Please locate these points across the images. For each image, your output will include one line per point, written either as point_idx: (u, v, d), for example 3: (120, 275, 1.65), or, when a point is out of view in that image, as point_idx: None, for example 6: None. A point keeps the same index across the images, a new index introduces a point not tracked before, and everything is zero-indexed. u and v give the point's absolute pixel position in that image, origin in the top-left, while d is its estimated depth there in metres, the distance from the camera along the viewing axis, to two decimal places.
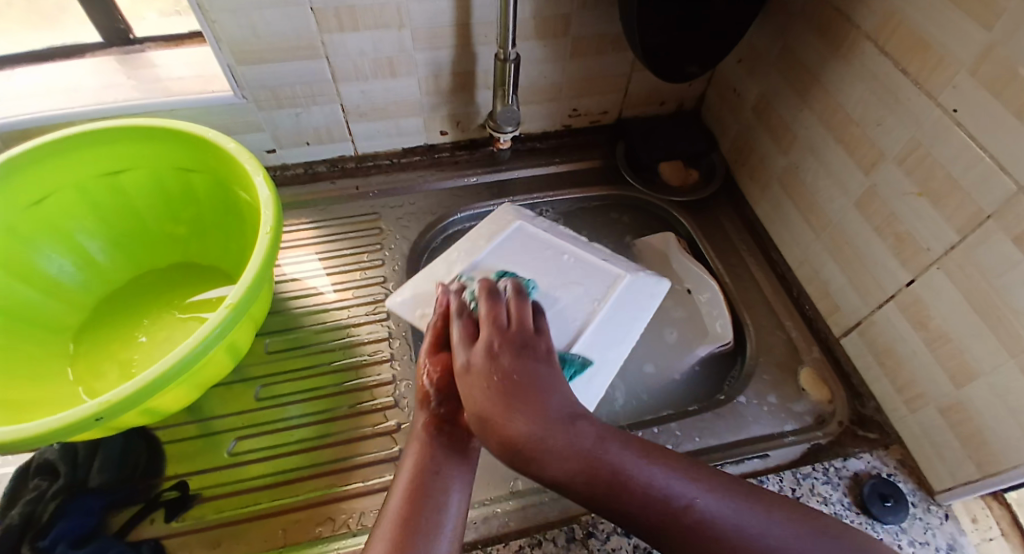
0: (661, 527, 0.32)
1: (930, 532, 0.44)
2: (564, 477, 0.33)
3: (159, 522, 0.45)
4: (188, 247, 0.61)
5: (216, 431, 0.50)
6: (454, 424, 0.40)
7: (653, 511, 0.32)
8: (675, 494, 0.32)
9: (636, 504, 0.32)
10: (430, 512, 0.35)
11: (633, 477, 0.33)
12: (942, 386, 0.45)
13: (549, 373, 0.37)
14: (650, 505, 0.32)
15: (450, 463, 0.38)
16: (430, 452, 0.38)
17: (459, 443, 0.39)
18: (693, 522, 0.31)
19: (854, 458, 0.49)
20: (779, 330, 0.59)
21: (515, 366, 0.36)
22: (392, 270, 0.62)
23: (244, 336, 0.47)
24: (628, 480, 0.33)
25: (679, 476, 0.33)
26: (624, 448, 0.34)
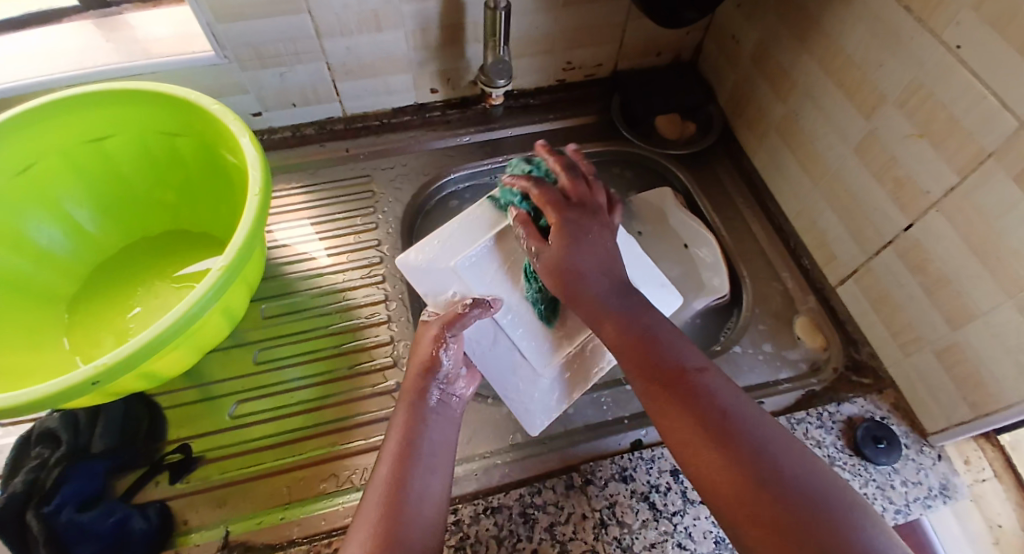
0: (666, 375, 0.38)
1: (924, 472, 0.45)
2: (613, 330, 0.42)
3: (165, 484, 0.45)
4: (178, 213, 0.60)
5: (216, 396, 0.50)
6: (447, 383, 0.44)
7: (664, 368, 0.38)
8: (687, 361, 0.39)
9: (658, 359, 0.39)
10: (421, 474, 0.38)
11: (666, 343, 0.40)
12: (938, 329, 0.45)
13: (592, 224, 0.47)
14: (668, 359, 0.39)
15: (438, 434, 0.41)
16: (422, 406, 0.42)
17: (443, 411, 0.42)
18: (694, 383, 0.37)
19: (848, 403, 0.49)
20: (775, 281, 0.59)
21: (584, 230, 0.46)
22: (385, 233, 0.61)
23: (237, 300, 0.46)
24: (655, 345, 0.40)
25: (698, 353, 0.40)
26: (661, 321, 0.42)
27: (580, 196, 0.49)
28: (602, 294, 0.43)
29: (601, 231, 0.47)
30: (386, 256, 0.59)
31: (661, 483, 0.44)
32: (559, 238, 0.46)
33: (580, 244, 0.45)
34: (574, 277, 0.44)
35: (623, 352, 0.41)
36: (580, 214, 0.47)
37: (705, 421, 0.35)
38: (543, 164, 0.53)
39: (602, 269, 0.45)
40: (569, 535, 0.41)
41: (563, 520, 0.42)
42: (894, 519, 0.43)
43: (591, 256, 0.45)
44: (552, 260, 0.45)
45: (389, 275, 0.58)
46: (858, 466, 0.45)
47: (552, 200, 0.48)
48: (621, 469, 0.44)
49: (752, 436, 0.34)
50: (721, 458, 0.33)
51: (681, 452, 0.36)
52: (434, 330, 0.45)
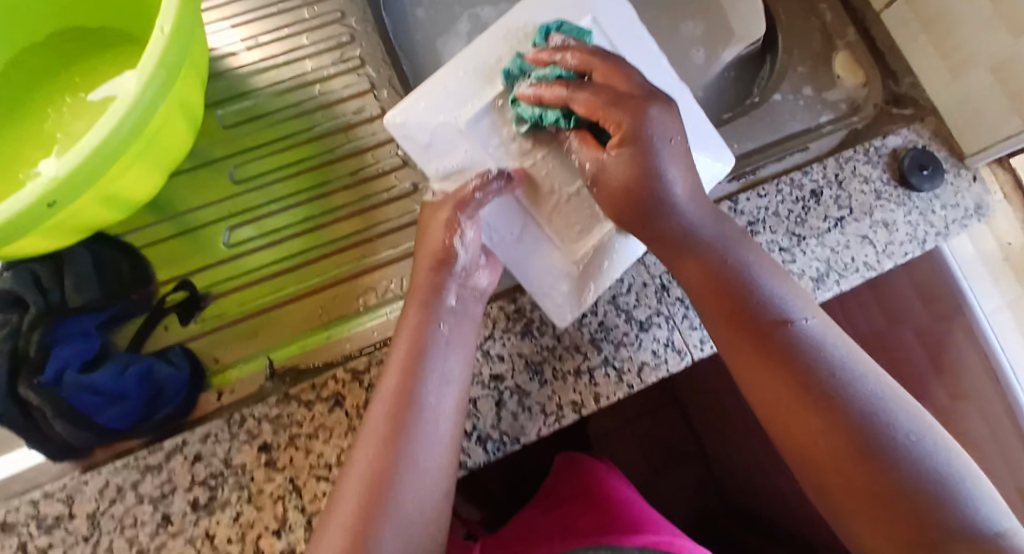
0: (755, 327, 0.34)
1: (960, 195, 0.45)
2: (688, 273, 0.36)
3: (176, 328, 0.39)
4: (63, 2, 0.43)
5: (199, 226, 0.42)
6: (467, 277, 0.38)
7: (758, 321, 0.34)
8: (786, 308, 0.34)
9: (753, 304, 0.34)
10: (434, 386, 0.34)
11: (759, 287, 0.34)
12: (997, 41, 0.41)
13: (671, 125, 0.35)
14: (760, 305, 0.34)
15: (454, 336, 0.36)
16: (435, 310, 0.36)
17: (462, 311, 0.37)
18: (791, 338, 0.33)
19: (893, 136, 0.47)
20: (812, 17, 0.52)
21: (652, 128, 0.35)
22: (348, 2, 0.47)
23: (194, 96, 0.35)
24: (744, 292, 0.34)
25: (794, 297, 0.35)
26: (747, 246, 0.37)
27: (633, 90, 0.36)
28: (687, 224, 0.36)
29: (670, 123, 0.35)
30: (357, 33, 0.47)
31: None
32: (631, 151, 0.35)
33: (657, 154, 0.35)
34: (652, 206, 0.35)
35: (703, 296, 0.36)
36: (650, 112, 0.35)
37: (802, 382, 0.32)
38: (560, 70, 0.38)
39: (689, 192, 0.36)
40: (634, 303, 0.40)
41: (627, 290, 0.40)
42: (933, 242, 0.44)
43: (675, 164, 0.35)
44: (622, 184, 0.35)
45: (368, 57, 0.46)
46: (902, 197, 0.44)
47: (609, 103, 0.35)
48: None
49: (851, 395, 0.31)
50: (817, 424, 0.31)
51: (763, 403, 0.33)
52: (446, 214, 0.38)
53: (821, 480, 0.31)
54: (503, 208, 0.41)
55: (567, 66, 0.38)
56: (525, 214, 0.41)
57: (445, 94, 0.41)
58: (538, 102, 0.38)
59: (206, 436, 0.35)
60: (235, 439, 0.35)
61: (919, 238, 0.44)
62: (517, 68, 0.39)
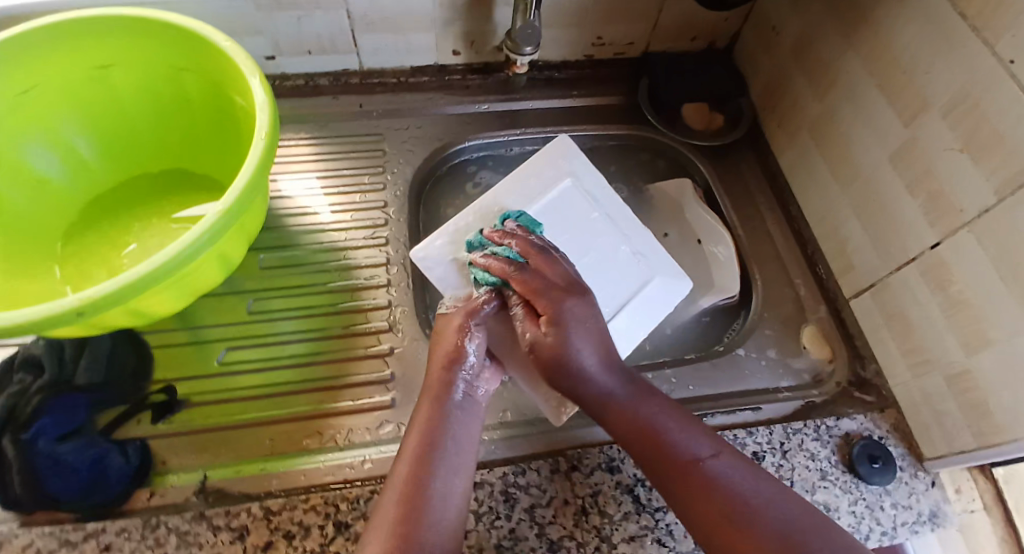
0: (675, 473, 0.37)
1: (915, 497, 0.44)
2: (615, 424, 0.40)
3: (146, 424, 0.45)
4: (181, 153, 0.58)
5: (207, 341, 0.49)
6: (475, 375, 0.42)
7: (676, 458, 0.37)
8: (698, 450, 0.38)
9: (665, 451, 0.38)
10: (445, 475, 0.37)
11: (671, 434, 0.39)
12: (952, 353, 0.43)
13: (584, 310, 0.42)
14: (672, 452, 0.38)
15: (463, 431, 0.39)
16: (447, 400, 0.40)
17: (469, 406, 0.41)
18: (706, 475, 0.36)
19: (848, 418, 0.48)
20: (788, 288, 0.58)
21: (557, 305, 0.42)
22: (393, 196, 0.59)
23: (234, 248, 0.45)
24: (663, 435, 0.39)
25: (699, 437, 0.39)
26: (654, 402, 0.41)
27: (558, 278, 0.43)
28: (608, 388, 0.41)
29: (585, 311, 0.42)
30: (391, 220, 0.58)
31: (648, 477, 0.43)
32: (557, 333, 0.41)
33: (575, 331, 0.41)
34: (568, 372, 0.41)
35: (633, 445, 0.39)
36: (563, 301, 0.42)
37: (725, 513, 0.34)
38: (508, 247, 0.46)
39: (602, 363, 0.42)
40: (548, 519, 0.40)
41: (544, 503, 0.41)
42: (879, 541, 0.42)
43: (586, 338, 0.41)
44: (547, 356, 0.41)
45: (393, 238, 0.57)
46: (849, 483, 0.44)
47: (540, 289, 0.42)
48: (609, 459, 0.43)
49: (773, 518, 0.34)
50: (751, 547, 0.33)
51: (704, 538, 0.35)
52: (459, 320, 0.44)
53: None
54: (506, 326, 0.48)
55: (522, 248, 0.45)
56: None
57: (463, 229, 0.51)
58: (486, 267, 0.45)
59: (122, 529, 0.37)
60: (142, 542, 0.37)
61: (862, 533, 0.41)
62: (478, 240, 0.48)
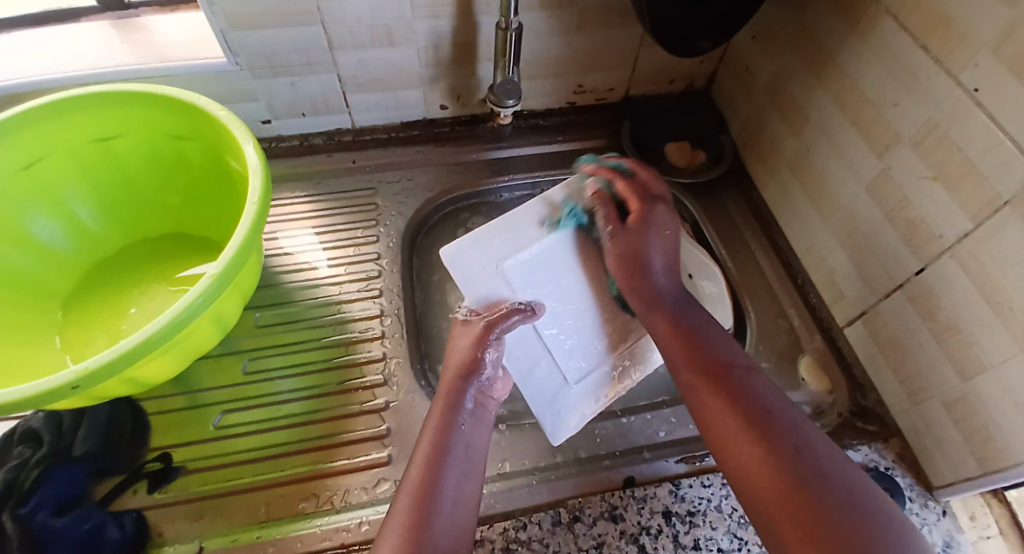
0: (700, 371, 0.39)
1: (927, 529, 0.43)
2: (660, 332, 0.43)
3: (141, 493, 0.44)
4: (181, 217, 0.60)
5: (203, 404, 0.49)
6: (487, 386, 0.43)
7: (711, 362, 0.39)
8: (734, 358, 0.40)
9: (705, 352, 0.40)
10: (455, 479, 0.36)
11: (710, 342, 0.41)
12: (948, 380, 0.43)
13: (672, 223, 0.49)
14: (708, 355, 0.40)
15: (474, 435, 0.40)
16: (458, 407, 0.41)
17: (480, 414, 0.41)
18: (738, 381, 0.37)
19: (853, 450, 0.47)
20: (781, 318, 0.58)
21: (652, 239, 0.47)
22: (386, 247, 0.61)
23: (229, 308, 0.46)
24: (700, 343, 0.41)
25: (736, 352, 0.41)
26: (715, 332, 0.42)
27: (657, 188, 0.50)
28: (661, 286, 0.45)
29: (671, 219, 0.49)
30: (384, 271, 0.59)
31: (652, 524, 0.42)
32: (641, 228, 0.47)
33: (654, 231, 0.47)
34: (643, 268, 0.46)
35: (671, 351, 0.42)
36: (656, 203, 0.49)
37: (750, 417, 0.35)
38: (622, 165, 0.52)
39: (667, 266, 0.47)
40: None
41: None
42: None
43: (662, 245, 0.47)
44: (626, 252, 0.47)
45: (386, 289, 0.57)
46: None
47: (639, 193, 0.49)
48: (611, 507, 0.43)
49: (790, 439, 0.33)
50: (758, 454, 0.33)
51: (718, 443, 0.35)
52: (480, 331, 0.45)
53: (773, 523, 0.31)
54: (521, 339, 0.49)
55: (608, 179, 0.51)
56: (546, 347, 0.49)
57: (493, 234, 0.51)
58: (591, 174, 0.52)
59: None
60: None
61: None
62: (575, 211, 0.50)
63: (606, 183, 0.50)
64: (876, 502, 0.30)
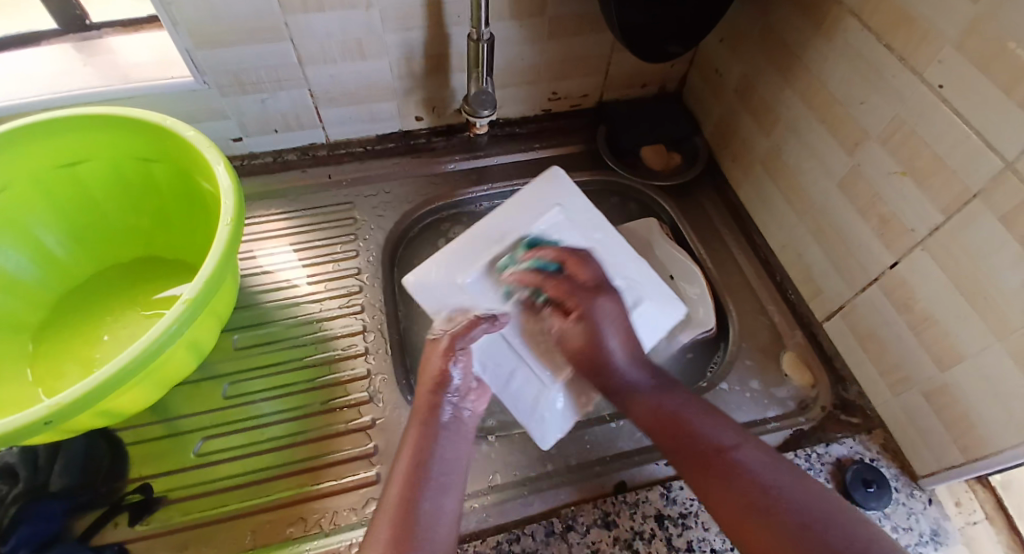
0: (695, 459, 0.38)
1: (915, 517, 0.44)
2: (644, 422, 0.42)
3: (124, 527, 0.43)
4: (152, 240, 0.58)
5: (183, 432, 0.48)
6: (461, 397, 0.43)
7: (699, 447, 0.38)
8: (722, 438, 0.38)
9: (688, 443, 0.39)
10: (433, 494, 0.36)
11: (694, 425, 0.40)
12: (927, 369, 0.44)
13: (615, 310, 0.47)
14: (697, 440, 0.39)
15: (450, 450, 0.39)
16: (434, 424, 0.41)
17: (456, 428, 0.41)
18: (730, 462, 0.37)
19: (837, 444, 0.48)
20: (762, 315, 0.59)
21: (596, 309, 0.46)
22: (366, 262, 0.60)
23: (205, 334, 0.45)
24: (691, 427, 0.40)
25: (725, 428, 0.39)
26: (697, 411, 0.41)
27: (591, 280, 0.48)
28: (633, 381, 0.45)
29: (616, 309, 0.47)
30: (366, 286, 0.58)
31: (644, 529, 0.42)
32: (582, 323, 0.46)
33: (604, 323, 0.46)
34: (603, 367, 0.45)
35: (665, 442, 0.40)
36: (595, 297, 0.47)
37: (748, 499, 0.34)
38: (546, 261, 0.49)
39: (627, 355, 0.46)
40: None
41: None
42: None
43: (609, 324, 0.46)
44: (578, 347, 0.46)
45: (368, 304, 0.57)
46: None
47: (571, 291, 0.47)
48: (604, 514, 0.43)
49: (794, 513, 0.32)
50: (768, 536, 0.32)
51: (728, 527, 0.34)
52: (445, 345, 0.45)
53: None
54: (492, 348, 0.49)
55: (559, 259, 0.49)
56: (519, 355, 0.49)
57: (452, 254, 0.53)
58: (517, 281, 0.50)
59: None
60: None
61: None
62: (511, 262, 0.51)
63: (538, 260, 0.50)
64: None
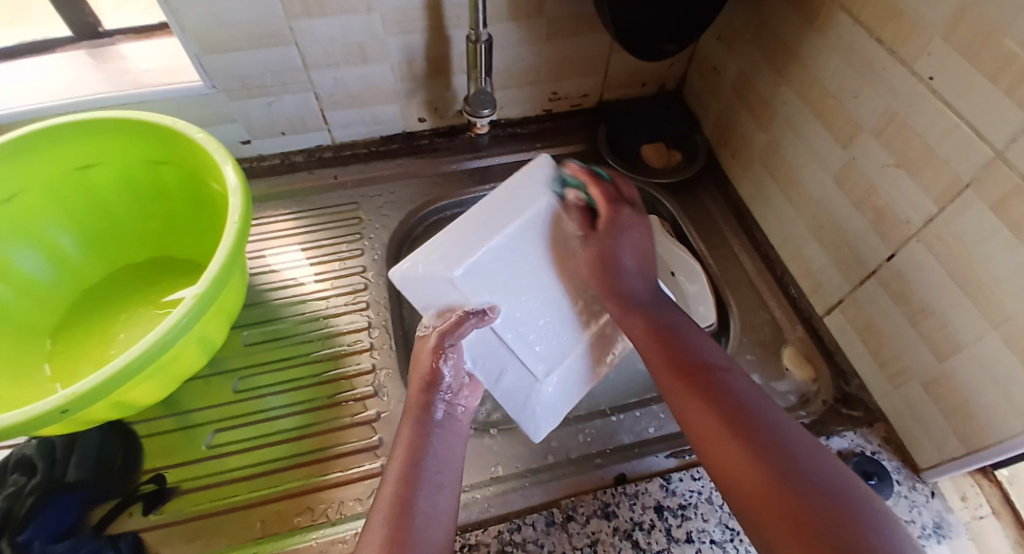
0: (687, 368, 0.40)
1: (916, 510, 0.44)
2: (636, 335, 0.45)
3: (136, 515, 0.44)
4: (163, 241, 0.60)
5: (194, 425, 0.50)
6: (451, 395, 0.44)
7: (688, 361, 0.41)
8: (708, 358, 0.41)
9: (680, 353, 0.42)
10: (428, 491, 0.37)
11: (687, 342, 0.43)
12: (925, 361, 0.44)
13: (640, 224, 0.50)
14: (687, 353, 0.42)
15: (443, 447, 0.41)
16: (427, 422, 0.42)
17: (448, 425, 0.43)
18: (716, 376, 0.39)
19: (838, 437, 0.48)
20: (763, 310, 0.59)
21: (630, 220, 0.50)
22: (371, 260, 0.61)
23: (214, 329, 0.46)
24: (678, 345, 0.43)
25: (712, 349, 0.43)
26: (685, 323, 0.45)
27: (627, 195, 0.52)
28: (632, 288, 0.48)
29: (637, 220, 0.50)
30: (370, 283, 0.59)
31: (645, 520, 0.42)
32: (612, 232, 0.48)
33: (625, 239, 0.49)
34: (614, 269, 0.48)
35: (649, 349, 0.43)
36: (621, 231, 0.49)
37: (722, 413, 0.36)
38: (576, 179, 0.51)
39: (637, 265, 0.49)
40: None
41: None
42: None
43: (631, 246, 0.49)
44: (597, 254, 0.49)
45: (373, 301, 0.58)
46: None
47: (612, 197, 0.50)
48: (604, 504, 0.43)
49: (765, 430, 0.35)
50: (738, 449, 0.34)
51: (699, 440, 0.37)
52: (434, 342, 0.44)
53: (752, 514, 0.32)
54: (484, 342, 0.47)
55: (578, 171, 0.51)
56: (510, 352, 0.48)
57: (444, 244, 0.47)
58: (574, 176, 0.51)
59: None
60: None
61: None
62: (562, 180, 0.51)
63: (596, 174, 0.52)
64: (850, 481, 0.32)
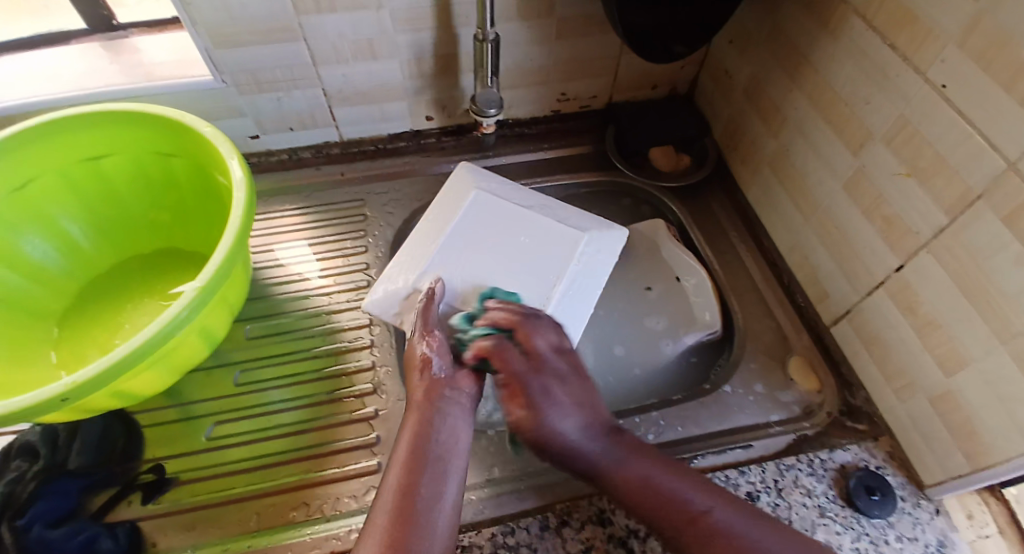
0: (680, 528, 0.36)
1: (919, 528, 0.43)
2: (613, 483, 0.39)
3: (136, 505, 0.45)
4: (170, 233, 0.61)
5: (195, 416, 0.50)
6: (454, 378, 0.42)
7: (680, 515, 0.36)
8: (695, 504, 0.37)
9: (665, 508, 0.37)
10: (430, 481, 0.36)
11: (669, 489, 0.37)
12: (932, 375, 0.43)
13: (559, 392, 0.42)
14: (672, 505, 0.37)
15: (447, 433, 0.39)
16: (430, 408, 0.40)
17: (459, 409, 0.41)
18: (711, 527, 0.35)
19: (842, 450, 0.47)
20: (768, 319, 0.58)
21: (546, 398, 0.41)
22: (375, 257, 0.61)
23: (215, 320, 0.46)
24: (659, 489, 0.38)
25: (690, 486, 0.38)
26: (647, 459, 0.40)
27: (533, 357, 0.42)
28: (589, 453, 0.40)
29: (569, 395, 0.42)
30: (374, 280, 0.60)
31: (641, 528, 0.42)
32: (530, 414, 0.41)
33: (554, 408, 0.41)
34: (558, 448, 0.41)
35: (638, 506, 0.38)
36: (542, 382, 0.41)
37: None
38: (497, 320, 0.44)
39: (583, 425, 0.41)
40: None
41: None
42: None
43: (566, 413, 0.41)
44: (527, 431, 0.41)
45: None
46: (849, 519, 0.43)
47: (516, 372, 0.41)
48: (600, 511, 0.43)
49: None
50: None
51: None
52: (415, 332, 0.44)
53: None
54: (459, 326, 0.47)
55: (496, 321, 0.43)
56: None
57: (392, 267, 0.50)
58: (484, 324, 0.43)
59: None
60: None
61: None
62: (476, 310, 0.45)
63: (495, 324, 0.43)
64: None
